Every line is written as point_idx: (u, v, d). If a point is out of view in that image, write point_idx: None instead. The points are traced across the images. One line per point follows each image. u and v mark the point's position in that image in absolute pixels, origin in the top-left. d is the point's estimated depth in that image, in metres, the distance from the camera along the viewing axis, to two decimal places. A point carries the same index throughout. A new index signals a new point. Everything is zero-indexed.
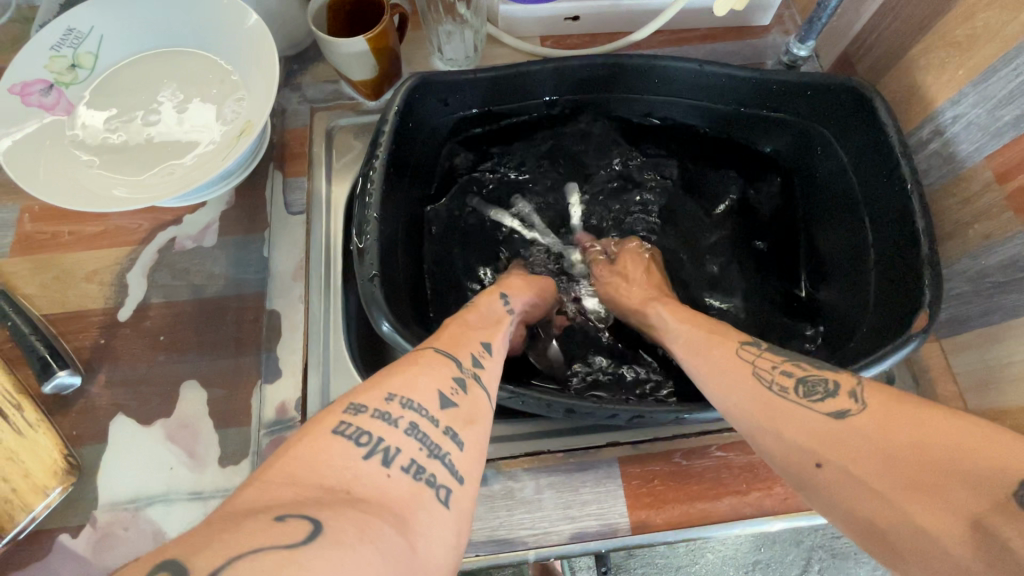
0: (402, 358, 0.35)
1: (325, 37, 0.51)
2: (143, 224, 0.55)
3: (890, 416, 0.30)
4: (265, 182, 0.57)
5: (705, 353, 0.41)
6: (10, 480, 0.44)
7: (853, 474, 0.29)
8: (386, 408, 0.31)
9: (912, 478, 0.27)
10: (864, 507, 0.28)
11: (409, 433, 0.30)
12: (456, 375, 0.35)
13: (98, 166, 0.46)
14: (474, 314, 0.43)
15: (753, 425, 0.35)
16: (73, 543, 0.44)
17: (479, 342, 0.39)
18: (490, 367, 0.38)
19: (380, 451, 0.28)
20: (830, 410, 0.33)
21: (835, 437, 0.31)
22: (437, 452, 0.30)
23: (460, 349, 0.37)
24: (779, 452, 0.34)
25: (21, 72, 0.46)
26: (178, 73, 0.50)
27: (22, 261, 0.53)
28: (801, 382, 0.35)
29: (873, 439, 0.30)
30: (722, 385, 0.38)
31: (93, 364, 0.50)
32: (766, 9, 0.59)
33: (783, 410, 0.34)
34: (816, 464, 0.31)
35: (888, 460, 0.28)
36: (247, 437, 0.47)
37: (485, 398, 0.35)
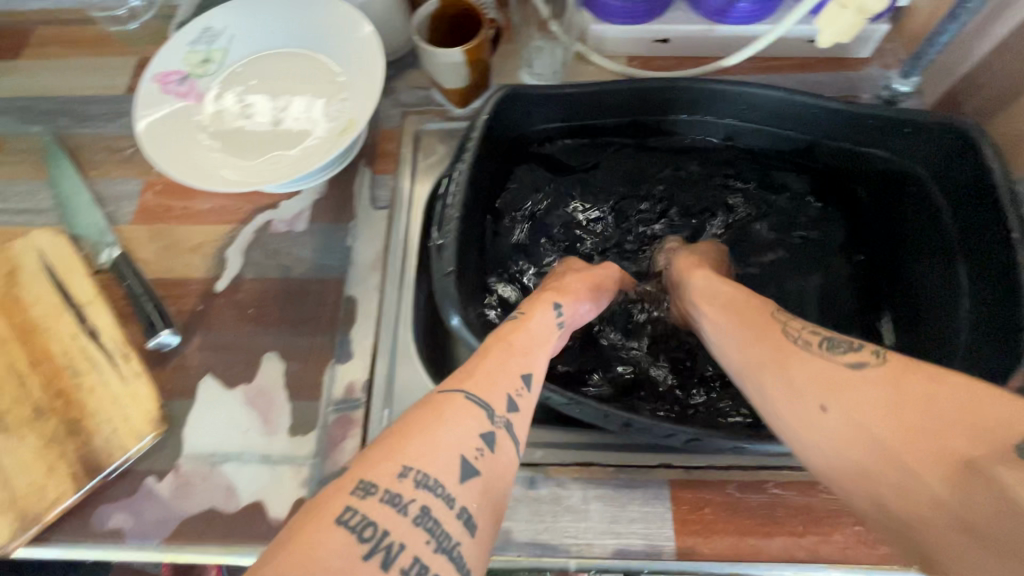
0: (426, 406, 0.36)
1: (427, 47, 0.55)
2: (245, 206, 0.60)
3: (905, 373, 0.33)
4: (354, 177, 0.61)
5: (761, 332, 0.41)
6: (114, 423, 0.49)
7: (855, 420, 0.33)
8: (397, 488, 0.32)
9: (904, 426, 0.31)
10: (857, 448, 0.32)
11: (417, 522, 0.31)
12: (483, 433, 0.36)
13: (218, 149, 0.51)
14: (518, 331, 0.44)
15: (758, 368, 0.39)
16: (157, 486, 0.49)
17: (517, 376, 0.40)
18: (524, 407, 0.39)
19: (382, 549, 0.30)
20: (852, 362, 0.36)
21: (846, 388, 0.34)
22: (444, 544, 0.31)
23: (494, 393, 0.38)
24: (783, 399, 0.37)
25: (165, 63, 0.52)
26: (291, 70, 0.55)
27: (142, 229, 0.60)
28: (827, 338, 0.38)
29: (883, 392, 0.33)
30: (740, 343, 0.42)
31: (189, 327, 0.55)
32: (867, 40, 0.57)
33: (803, 359, 0.38)
34: (821, 408, 0.34)
35: (898, 407, 0.32)
36: (315, 411, 0.51)
37: (512, 450, 0.37)
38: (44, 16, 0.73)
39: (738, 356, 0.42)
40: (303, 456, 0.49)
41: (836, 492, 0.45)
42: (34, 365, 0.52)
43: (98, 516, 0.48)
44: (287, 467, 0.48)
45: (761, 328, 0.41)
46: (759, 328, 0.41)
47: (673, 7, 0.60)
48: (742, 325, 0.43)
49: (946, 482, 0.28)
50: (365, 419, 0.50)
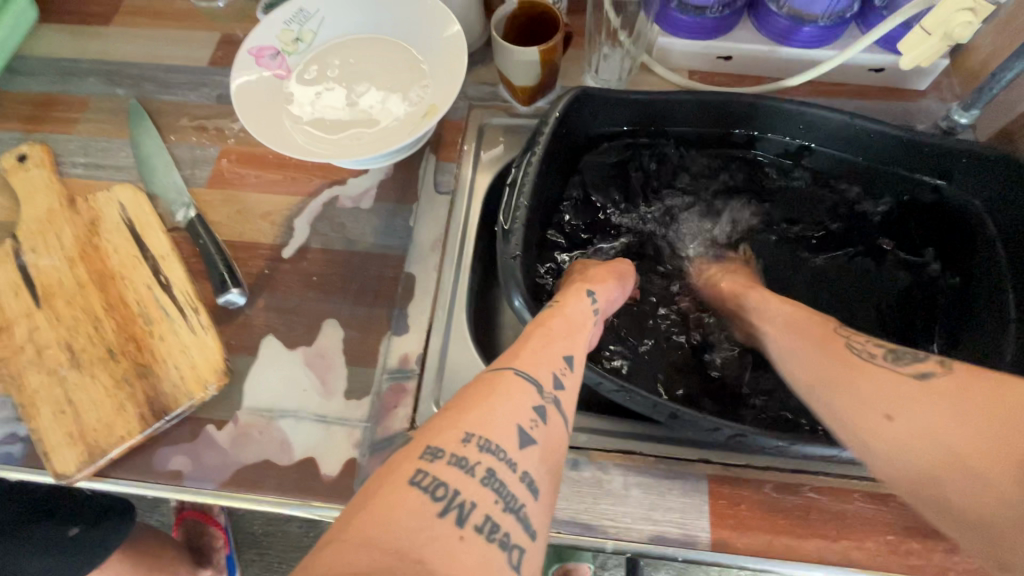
0: (479, 383, 0.38)
1: (504, 44, 0.58)
2: (315, 180, 0.63)
3: (971, 382, 0.38)
4: (420, 162, 0.63)
5: (799, 331, 0.48)
6: (182, 370, 0.52)
7: (921, 427, 0.37)
8: (462, 452, 0.33)
9: (962, 414, 0.36)
10: (919, 449, 0.36)
11: (484, 483, 0.32)
12: (536, 405, 0.37)
13: (305, 123, 0.54)
14: (558, 318, 0.45)
15: (823, 386, 0.43)
16: (217, 434, 0.51)
17: (560, 357, 0.41)
18: (570, 385, 0.40)
19: (455, 507, 0.31)
20: (916, 373, 0.41)
21: (911, 400, 0.39)
22: (511, 506, 0.33)
23: (541, 370, 0.39)
24: (848, 410, 0.41)
25: (260, 38, 0.55)
26: (376, 56, 0.58)
27: (216, 194, 0.63)
28: (891, 353, 0.43)
29: (947, 396, 0.38)
30: (806, 360, 0.46)
31: (255, 288, 0.58)
32: (926, 73, 0.59)
33: (866, 371, 0.42)
34: (889, 416, 0.39)
35: (964, 408, 0.36)
36: (370, 378, 0.53)
37: (563, 424, 0.38)
38: None
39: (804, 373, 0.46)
40: (358, 419, 0.51)
41: (870, 500, 0.46)
42: (109, 310, 0.55)
43: (158, 457, 0.50)
44: (342, 428, 0.51)
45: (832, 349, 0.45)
46: (828, 350, 0.45)
47: (740, 27, 0.62)
48: (800, 339, 0.47)
49: (987, 453, 0.34)
50: (416, 390, 0.52)
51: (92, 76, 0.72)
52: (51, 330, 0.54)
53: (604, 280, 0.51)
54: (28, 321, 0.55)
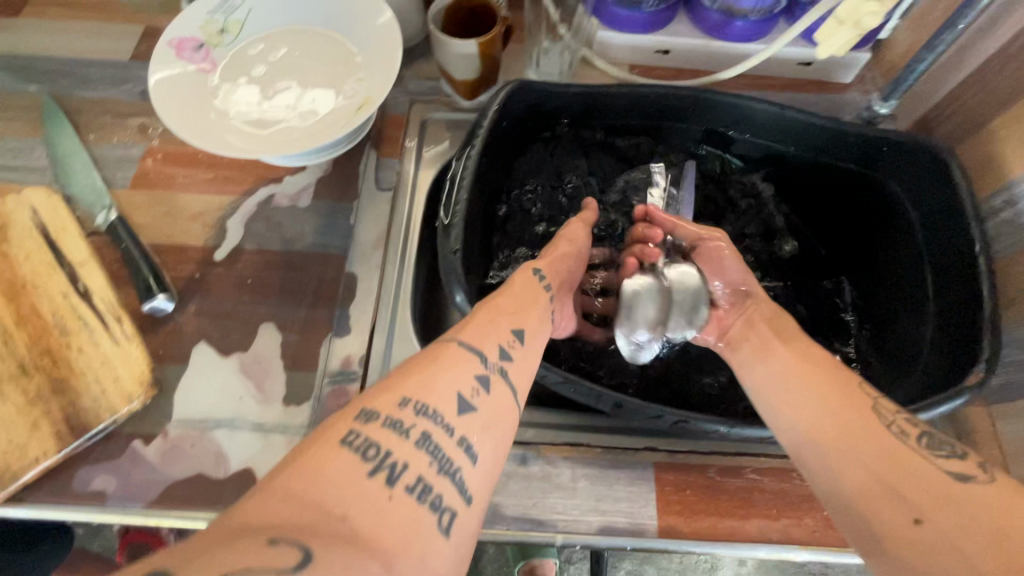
0: (422, 354, 0.37)
1: (441, 36, 0.57)
2: (248, 179, 0.60)
3: (1013, 502, 0.31)
4: (360, 157, 0.62)
5: (816, 373, 0.41)
6: (104, 383, 0.49)
7: (948, 539, 0.30)
8: (398, 415, 0.32)
9: (989, 529, 0.29)
10: (940, 562, 0.29)
11: (420, 444, 0.31)
12: (479, 374, 0.37)
13: (233, 116, 0.52)
14: (508, 292, 0.45)
15: (837, 450, 0.36)
16: (144, 450, 0.48)
17: (507, 331, 0.41)
18: (517, 356, 0.40)
19: (387, 466, 0.29)
20: (956, 472, 0.34)
21: (942, 503, 0.32)
22: (448, 468, 0.31)
23: (486, 342, 0.39)
24: (864, 494, 0.34)
25: (182, 30, 0.53)
26: (308, 48, 0.56)
27: (140, 195, 0.59)
28: (927, 436, 0.36)
29: (978, 510, 0.31)
30: (822, 416, 0.38)
31: (185, 294, 0.55)
32: (851, 67, 0.62)
33: (897, 451, 0.35)
34: (914, 517, 0.31)
35: (1004, 537, 0.29)
36: (311, 382, 0.51)
37: (508, 395, 0.38)
38: None
39: (806, 420, 0.39)
40: (298, 425, 0.49)
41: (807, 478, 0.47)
42: (19, 322, 0.51)
43: (79, 477, 0.47)
44: (280, 436, 0.49)
45: (863, 414, 0.37)
46: (856, 412, 0.38)
47: (675, 21, 0.63)
48: (825, 391, 0.39)
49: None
50: (360, 393, 0.51)
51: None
52: None
53: (562, 253, 0.52)
54: None
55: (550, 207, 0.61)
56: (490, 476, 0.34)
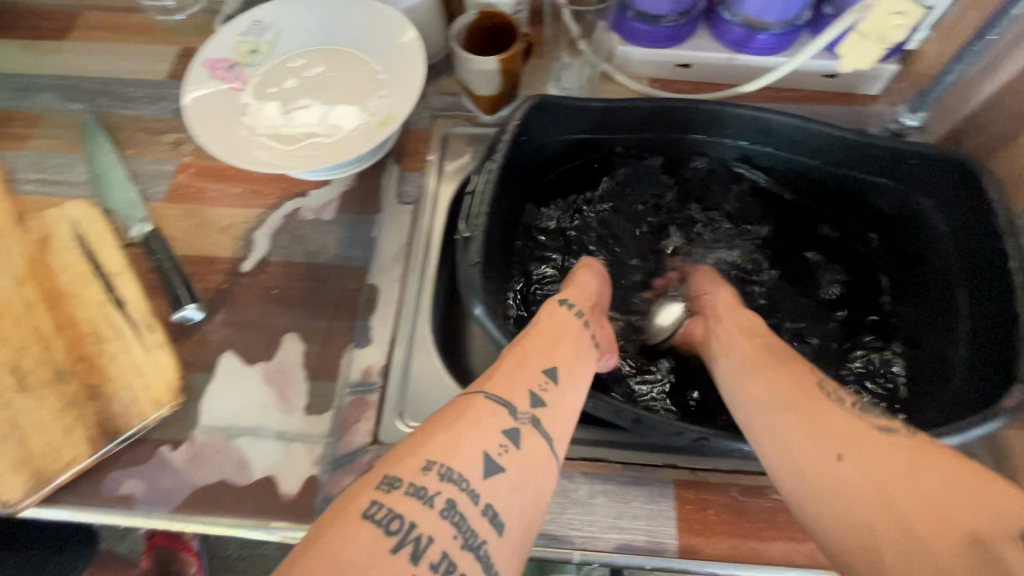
0: (449, 410, 0.38)
1: (463, 54, 0.58)
2: (275, 193, 0.62)
3: (926, 450, 0.35)
4: (383, 172, 0.63)
5: (774, 355, 0.45)
6: (135, 389, 0.50)
7: (868, 477, 0.35)
8: (421, 482, 0.33)
9: (951, 517, 0.31)
10: (858, 494, 0.34)
11: (443, 515, 0.32)
12: (505, 429, 0.37)
13: (261, 132, 0.53)
14: (537, 333, 0.45)
15: (774, 407, 0.41)
16: (172, 456, 0.49)
17: (540, 372, 0.41)
18: (550, 400, 0.40)
19: (411, 541, 0.30)
20: (879, 424, 0.38)
21: (868, 449, 0.36)
22: (472, 542, 0.32)
23: (515, 391, 0.39)
24: (799, 447, 0.38)
25: (216, 50, 0.55)
26: (334, 65, 0.57)
27: (174, 208, 0.62)
28: (860, 401, 0.40)
29: (899, 452, 0.35)
30: (768, 381, 0.42)
31: (213, 304, 0.56)
32: (877, 78, 0.60)
33: (830, 409, 0.39)
34: (837, 457, 0.36)
35: (911, 472, 0.34)
36: (332, 392, 0.52)
37: (541, 445, 0.38)
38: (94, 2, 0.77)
39: (759, 393, 0.42)
40: (319, 435, 0.50)
41: None
42: (59, 330, 0.53)
43: (109, 481, 0.49)
44: (302, 445, 0.49)
45: (805, 386, 0.41)
46: (799, 383, 0.41)
47: (696, 35, 0.63)
48: (779, 372, 0.43)
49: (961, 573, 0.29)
50: (379, 403, 0.51)
51: (46, 91, 0.71)
52: None
53: (585, 281, 0.52)
54: None
55: (573, 227, 0.62)
56: (519, 543, 0.34)
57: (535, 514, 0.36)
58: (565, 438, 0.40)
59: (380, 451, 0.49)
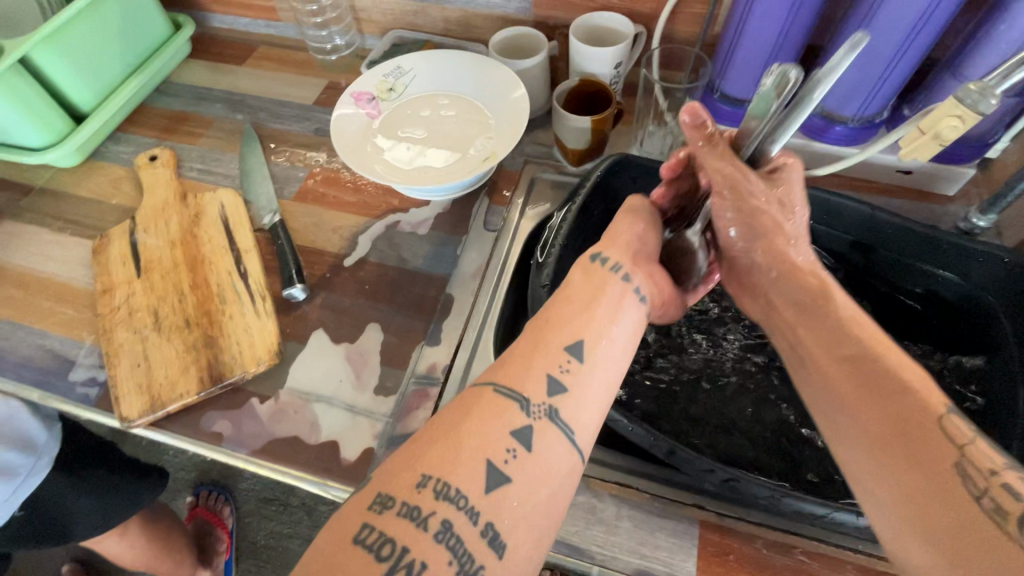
0: (455, 409, 0.39)
1: (562, 111, 0.67)
2: (383, 206, 0.72)
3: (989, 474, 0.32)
4: (475, 202, 0.72)
5: (837, 339, 0.41)
6: (242, 346, 0.60)
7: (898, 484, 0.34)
8: (415, 501, 0.34)
9: (925, 505, 0.33)
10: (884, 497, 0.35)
11: (438, 539, 0.33)
12: (514, 432, 0.38)
13: (384, 153, 0.64)
14: (569, 300, 0.45)
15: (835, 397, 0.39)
16: (258, 407, 0.57)
17: (561, 354, 0.42)
18: (568, 387, 0.41)
19: (402, 566, 0.32)
20: (953, 438, 0.34)
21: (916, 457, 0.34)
22: (466, 564, 0.33)
23: (529, 386, 0.40)
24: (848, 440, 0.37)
25: (362, 86, 0.68)
26: (452, 107, 0.68)
27: (299, 206, 0.73)
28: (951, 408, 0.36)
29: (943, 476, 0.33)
30: (836, 371, 0.40)
31: (315, 288, 0.66)
32: (953, 181, 0.63)
33: (900, 407, 0.36)
34: (883, 458, 0.35)
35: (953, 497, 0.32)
36: (399, 379, 0.59)
37: (556, 440, 0.39)
38: (268, 40, 0.94)
39: (828, 380, 0.40)
40: (382, 413, 0.56)
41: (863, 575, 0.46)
42: (193, 287, 0.64)
43: (205, 419, 0.57)
44: (367, 419, 0.56)
45: (876, 376, 0.38)
46: (870, 371, 0.38)
47: None
48: (851, 362, 0.40)
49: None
50: (438, 396, 0.57)
51: (220, 103, 0.87)
52: (145, 297, 0.64)
53: (623, 229, 0.50)
54: (128, 287, 0.65)
55: None
56: (523, 559, 0.35)
57: (556, 514, 0.37)
58: (592, 427, 0.41)
59: None
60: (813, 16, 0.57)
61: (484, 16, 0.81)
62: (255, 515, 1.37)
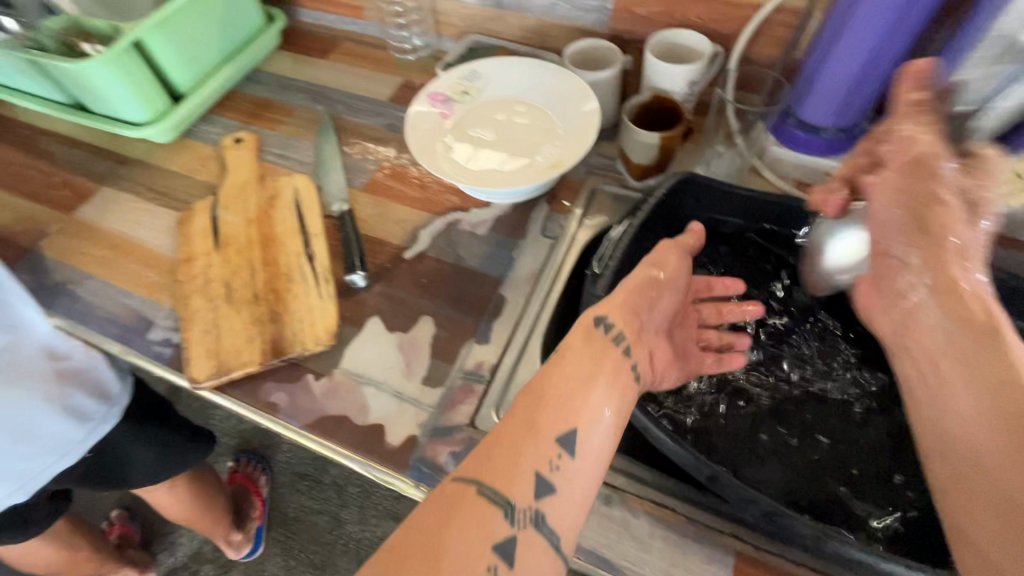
0: (434, 508, 0.39)
1: (631, 126, 0.68)
2: (445, 204, 0.75)
3: None
4: (534, 208, 0.73)
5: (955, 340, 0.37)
6: (304, 324, 0.63)
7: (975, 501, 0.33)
8: None
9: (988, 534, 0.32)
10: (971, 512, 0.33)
11: None
12: (497, 542, 0.38)
13: (453, 153, 0.66)
14: (564, 376, 0.45)
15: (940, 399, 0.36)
16: (313, 383, 0.60)
17: (553, 445, 0.42)
18: (557, 482, 0.41)
19: None
20: None
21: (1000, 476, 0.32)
22: None
23: (517, 485, 0.40)
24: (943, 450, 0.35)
25: (439, 87, 0.70)
26: (523, 113, 0.69)
27: (367, 197, 0.76)
28: None
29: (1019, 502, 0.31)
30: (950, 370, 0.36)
31: (375, 277, 0.68)
32: None
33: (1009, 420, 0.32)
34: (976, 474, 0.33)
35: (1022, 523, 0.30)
36: (447, 373, 0.60)
37: (540, 544, 0.40)
38: (351, 36, 0.99)
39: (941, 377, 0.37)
40: (428, 403, 0.58)
41: None
42: (264, 264, 0.68)
43: (264, 389, 0.60)
44: (413, 407, 0.58)
45: (991, 378, 0.34)
46: (990, 375, 0.34)
47: None
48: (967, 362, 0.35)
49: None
50: (483, 394, 0.58)
51: (302, 93, 0.92)
52: (220, 269, 0.68)
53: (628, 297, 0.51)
54: (206, 259, 0.70)
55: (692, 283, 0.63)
56: None
57: None
58: (575, 523, 0.41)
59: (473, 434, 0.56)
60: (905, 50, 0.56)
61: (561, 26, 0.82)
62: (288, 487, 1.46)
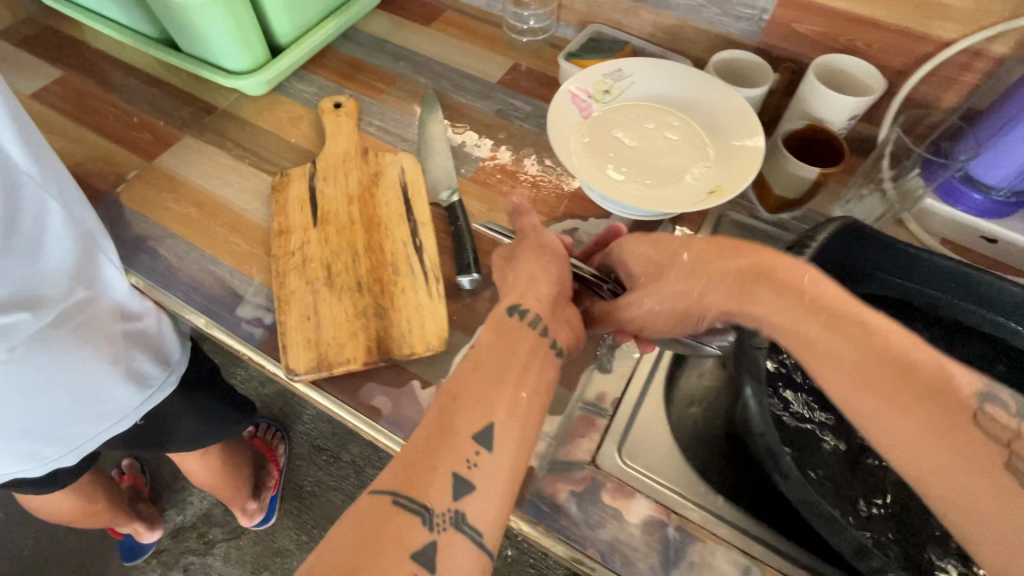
0: (347, 521, 0.37)
1: (785, 155, 0.63)
2: (562, 210, 0.69)
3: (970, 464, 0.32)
4: (659, 228, 0.68)
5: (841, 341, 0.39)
6: (411, 325, 0.57)
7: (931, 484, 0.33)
8: None
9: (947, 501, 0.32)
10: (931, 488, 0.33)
11: None
12: (415, 548, 0.36)
13: (592, 158, 0.60)
14: (479, 372, 0.44)
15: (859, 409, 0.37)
16: (420, 391, 0.55)
17: (468, 443, 0.40)
18: (477, 479, 0.40)
19: None
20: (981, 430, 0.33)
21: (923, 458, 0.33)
22: None
23: (433, 486, 0.39)
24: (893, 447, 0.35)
25: (581, 82, 0.64)
26: (669, 125, 0.63)
27: (476, 189, 0.71)
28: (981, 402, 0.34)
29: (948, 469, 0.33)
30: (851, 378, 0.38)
31: (486, 280, 0.63)
32: None
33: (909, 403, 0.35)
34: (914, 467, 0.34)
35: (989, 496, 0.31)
36: (566, 400, 0.55)
37: (465, 548, 0.38)
38: (459, 6, 0.92)
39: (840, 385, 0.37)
40: (545, 433, 0.53)
41: None
42: (368, 250, 0.63)
43: (365, 390, 0.56)
44: None
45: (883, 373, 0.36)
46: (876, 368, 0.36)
47: (1018, 217, 0.62)
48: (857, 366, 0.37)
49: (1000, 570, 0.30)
50: (605, 429, 0.54)
51: (403, 61, 0.85)
52: (319, 249, 0.63)
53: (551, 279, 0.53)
54: (303, 235, 0.64)
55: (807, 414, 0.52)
56: None
57: None
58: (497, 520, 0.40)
59: (595, 474, 0.51)
60: None
61: (705, 32, 0.75)
62: (306, 461, 1.42)
